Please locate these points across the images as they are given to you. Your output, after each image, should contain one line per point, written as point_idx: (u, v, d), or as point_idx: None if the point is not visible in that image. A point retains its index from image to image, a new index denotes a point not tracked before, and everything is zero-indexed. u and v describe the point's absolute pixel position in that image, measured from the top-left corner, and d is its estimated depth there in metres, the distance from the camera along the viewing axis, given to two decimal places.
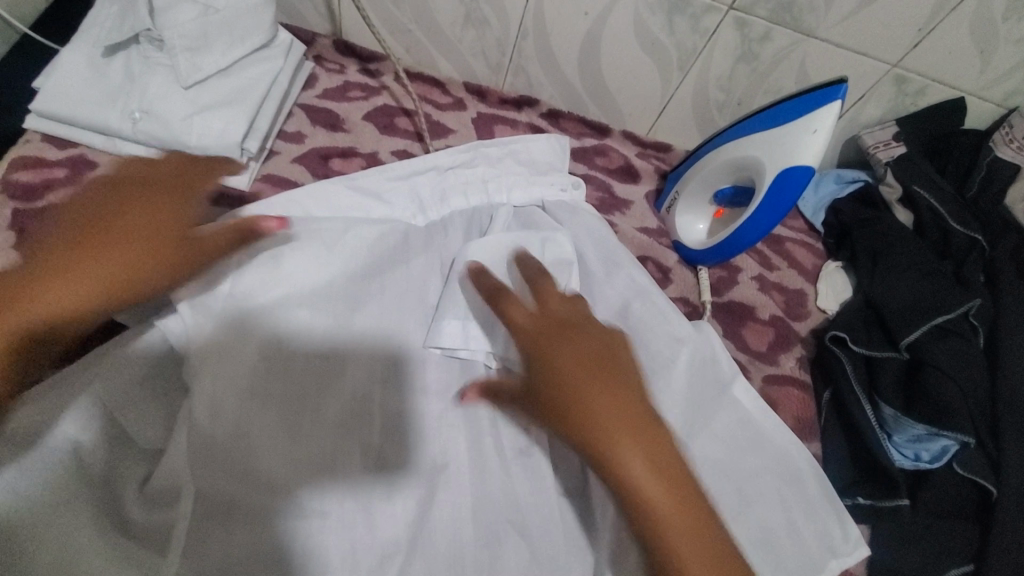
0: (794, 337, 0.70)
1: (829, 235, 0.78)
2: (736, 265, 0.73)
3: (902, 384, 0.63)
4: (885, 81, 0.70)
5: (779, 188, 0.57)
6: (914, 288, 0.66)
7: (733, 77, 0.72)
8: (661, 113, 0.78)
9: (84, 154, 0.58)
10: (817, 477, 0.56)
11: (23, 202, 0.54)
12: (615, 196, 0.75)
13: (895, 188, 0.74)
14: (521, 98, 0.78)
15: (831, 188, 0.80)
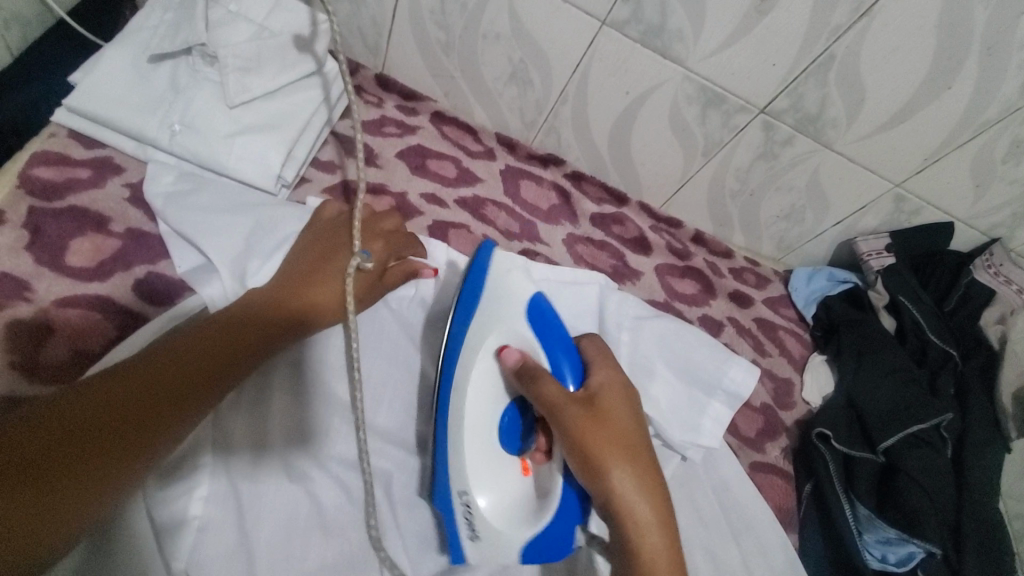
0: (781, 427, 0.72)
1: (817, 327, 0.82)
2: (733, 348, 0.76)
3: (877, 485, 0.66)
4: (886, 198, 0.76)
5: (548, 332, 0.53)
6: (893, 394, 0.70)
7: (751, 170, 0.76)
8: (677, 191, 0.82)
9: (111, 158, 0.56)
10: (789, 557, 0.60)
11: (43, 201, 0.51)
12: (627, 264, 0.77)
13: (883, 296, 0.79)
14: (548, 156, 0.80)
15: (824, 283, 0.84)
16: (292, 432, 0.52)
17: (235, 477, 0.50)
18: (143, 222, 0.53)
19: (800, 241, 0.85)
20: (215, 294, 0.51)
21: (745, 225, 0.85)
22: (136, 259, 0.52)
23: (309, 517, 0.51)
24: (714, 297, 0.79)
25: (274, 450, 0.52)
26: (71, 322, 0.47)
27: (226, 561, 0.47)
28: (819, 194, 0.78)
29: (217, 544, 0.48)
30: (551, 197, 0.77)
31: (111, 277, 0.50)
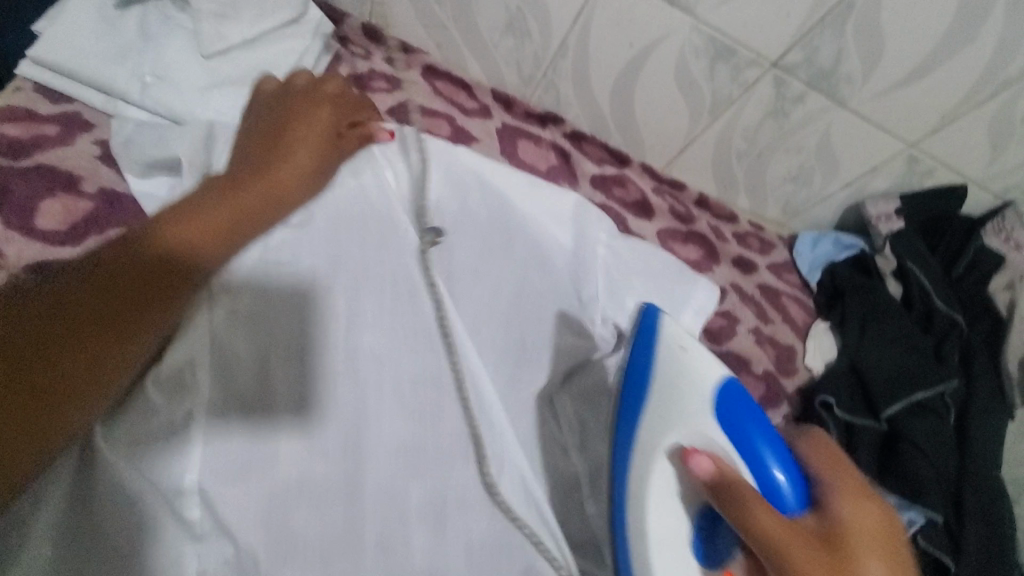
0: (783, 394, 0.71)
1: (821, 293, 0.80)
2: (737, 315, 0.73)
3: (878, 452, 0.65)
4: (898, 158, 0.73)
5: (735, 418, 0.41)
6: (897, 360, 0.69)
7: (759, 130, 0.73)
8: (681, 151, 0.78)
9: (78, 112, 0.52)
10: None
11: (10, 160, 0.47)
12: (628, 228, 0.74)
13: (890, 260, 0.78)
14: (546, 114, 0.76)
15: (828, 248, 0.82)
16: (275, 375, 0.46)
17: (229, 430, 0.45)
18: (116, 182, 0.50)
19: (807, 205, 0.83)
20: None
21: (750, 187, 0.82)
22: (110, 221, 0.48)
23: (301, 482, 0.45)
24: (718, 263, 0.77)
25: (270, 390, 0.46)
26: None
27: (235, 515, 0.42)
28: (830, 154, 0.74)
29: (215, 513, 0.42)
30: (550, 157, 0.74)
31: (85, 240, 0.47)
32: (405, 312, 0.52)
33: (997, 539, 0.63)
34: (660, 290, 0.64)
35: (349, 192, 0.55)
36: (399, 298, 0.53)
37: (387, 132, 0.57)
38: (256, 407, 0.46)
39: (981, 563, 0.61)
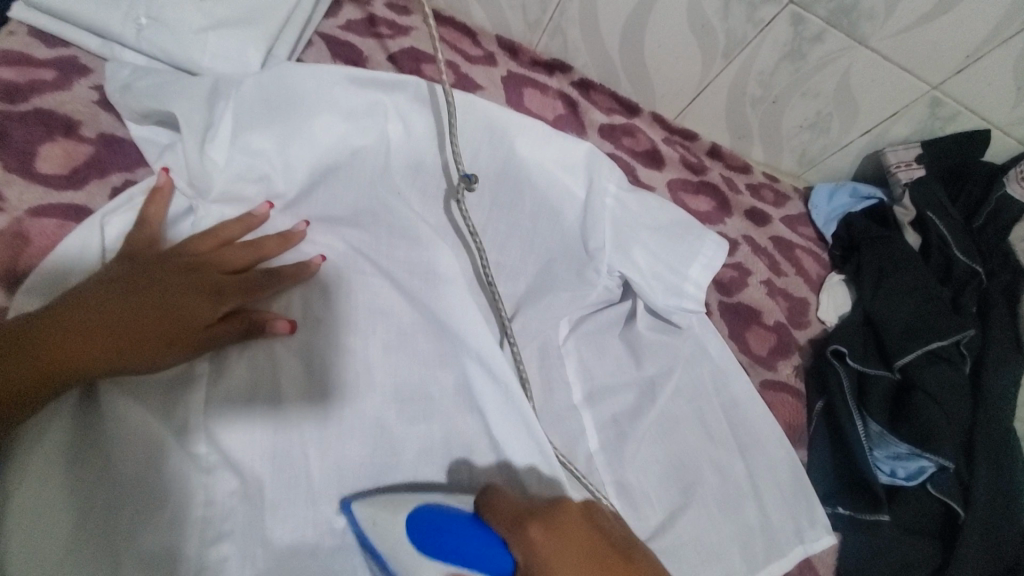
0: (794, 346, 0.70)
1: (836, 245, 0.78)
2: (747, 266, 0.72)
3: (890, 402, 0.64)
4: (920, 102, 0.70)
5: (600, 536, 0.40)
6: (914, 310, 0.67)
7: (775, 74, 0.70)
8: (693, 99, 0.76)
9: (77, 58, 0.52)
10: (793, 471, 0.59)
11: (7, 103, 0.47)
12: (637, 178, 0.72)
13: (910, 211, 0.75)
14: (553, 62, 0.74)
15: (845, 200, 0.79)
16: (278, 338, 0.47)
17: (226, 389, 0.44)
18: (117, 127, 0.50)
19: (824, 155, 0.80)
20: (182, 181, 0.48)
21: (764, 137, 0.79)
22: (111, 166, 0.48)
23: (302, 428, 0.45)
24: (730, 215, 0.75)
25: (270, 354, 0.47)
26: (46, 231, 0.44)
27: (250, 457, 0.44)
28: (848, 99, 0.72)
29: (223, 445, 0.43)
30: (557, 106, 0.72)
31: (87, 184, 0.47)
32: (408, 274, 0.52)
33: (1007, 487, 0.62)
34: (668, 242, 0.61)
35: (344, 134, 0.52)
36: (399, 264, 0.53)
37: (373, 75, 0.54)
38: (254, 366, 0.46)
39: (989, 509, 0.61)
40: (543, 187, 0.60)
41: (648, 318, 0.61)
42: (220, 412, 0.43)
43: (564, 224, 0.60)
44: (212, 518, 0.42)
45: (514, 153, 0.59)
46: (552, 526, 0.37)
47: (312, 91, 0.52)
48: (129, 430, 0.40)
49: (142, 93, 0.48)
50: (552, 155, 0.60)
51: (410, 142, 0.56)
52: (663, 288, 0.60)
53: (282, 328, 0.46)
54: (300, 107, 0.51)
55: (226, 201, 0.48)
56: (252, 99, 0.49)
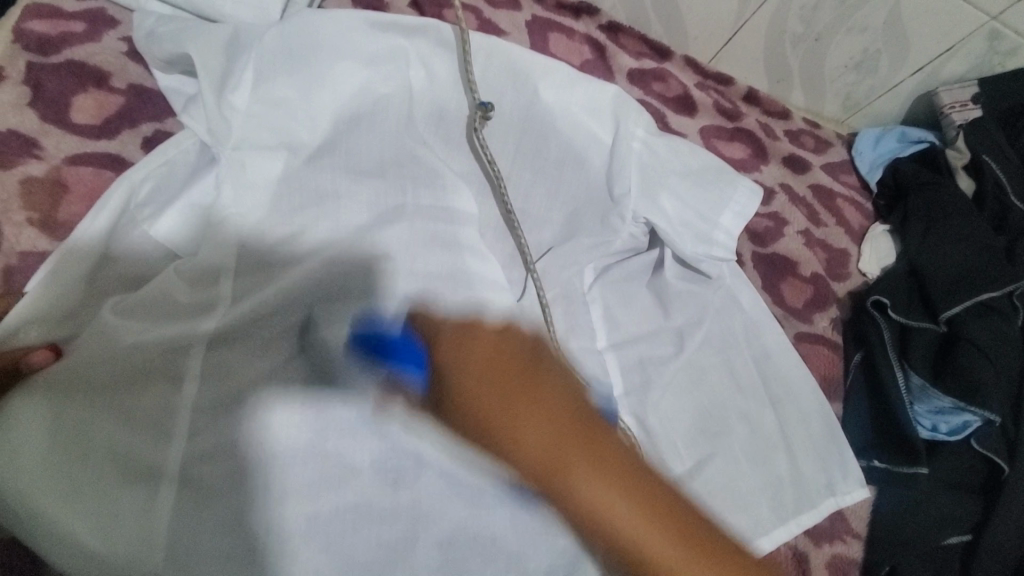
0: (833, 298, 0.67)
1: (881, 194, 0.74)
2: (784, 216, 0.69)
3: (933, 355, 0.61)
4: (978, 35, 0.66)
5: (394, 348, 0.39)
6: (964, 259, 0.63)
7: (819, 8, 0.66)
8: (729, 40, 0.72)
9: (105, 11, 0.52)
10: (826, 421, 0.58)
11: (41, 56, 0.49)
12: (668, 125, 0.69)
13: (964, 154, 0.69)
14: (580, 5, 0.71)
15: (892, 145, 0.75)
16: (299, 293, 0.45)
17: (247, 343, 0.43)
18: (146, 78, 0.51)
19: (869, 97, 0.75)
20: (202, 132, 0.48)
21: (805, 79, 0.75)
22: (141, 116, 0.49)
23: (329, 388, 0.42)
24: (766, 162, 0.72)
25: (290, 310, 0.45)
26: (84, 180, 0.46)
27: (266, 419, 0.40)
28: (898, 33, 0.67)
29: (232, 388, 0.41)
30: (583, 51, 0.69)
31: (119, 135, 0.48)
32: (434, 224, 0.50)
33: None
34: (697, 188, 0.59)
35: (364, 78, 0.51)
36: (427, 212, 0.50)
37: (392, 24, 0.54)
38: (276, 322, 0.44)
39: None
40: (570, 130, 0.58)
41: (676, 267, 0.59)
42: (231, 351, 0.43)
43: (590, 170, 0.58)
44: (203, 441, 0.40)
45: (535, 97, 0.57)
46: (462, 348, 0.34)
47: (330, 38, 0.51)
48: (136, 384, 0.40)
49: (169, 42, 0.49)
50: (579, 98, 0.58)
51: (431, 88, 0.55)
52: (692, 236, 0.58)
53: (44, 359, 0.40)
54: (320, 50, 0.50)
55: (245, 147, 0.48)
56: (272, 46, 0.49)
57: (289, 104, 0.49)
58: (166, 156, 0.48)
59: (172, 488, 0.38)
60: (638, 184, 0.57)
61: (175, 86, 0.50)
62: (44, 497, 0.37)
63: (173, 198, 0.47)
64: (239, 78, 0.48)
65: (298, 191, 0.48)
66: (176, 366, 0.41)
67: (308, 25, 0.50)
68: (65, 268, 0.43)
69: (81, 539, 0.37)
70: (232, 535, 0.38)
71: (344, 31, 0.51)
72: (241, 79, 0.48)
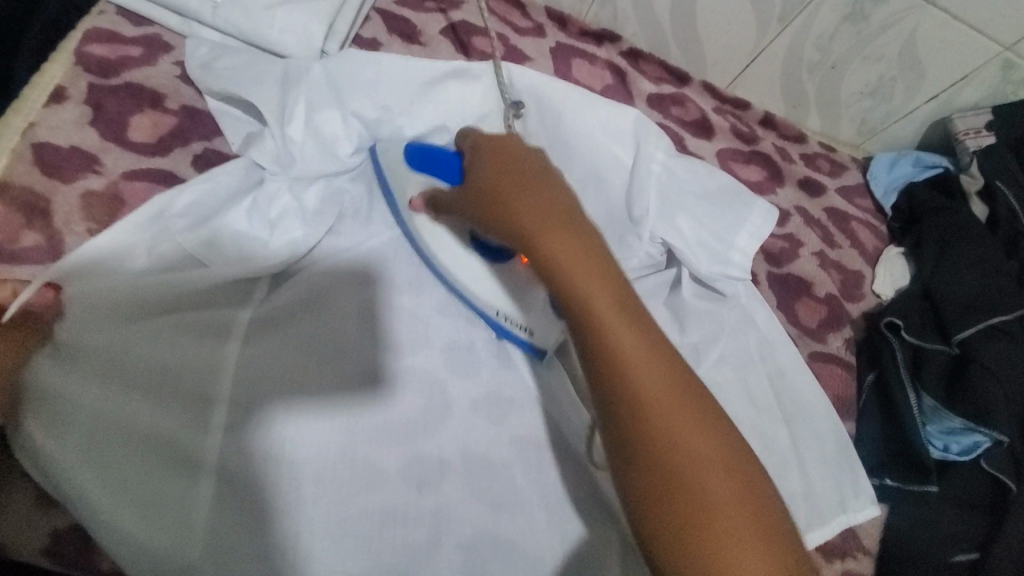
0: (847, 319, 0.69)
1: (895, 217, 0.76)
2: (799, 237, 0.71)
3: (946, 377, 0.62)
4: (992, 65, 0.68)
5: None
6: (976, 284, 0.64)
7: (835, 37, 0.69)
8: (746, 67, 0.75)
9: (160, 36, 0.56)
10: (839, 439, 0.59)
11: (101, 78, 0.52)
12: (686, 148, 0.72)
13: (977, 179, 0.70)
14: (602, 32, 0.74)
15: (906, 170, 0.77)
16: (328, 307, 0.50)
17: (281, 349, 0.47)
18: (196, 100, 0.54)
19: (884, 123, 0.77)
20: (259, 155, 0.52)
21: (821, 104, 0.77)
22: (192, 135, 0.53)
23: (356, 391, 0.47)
24: (782, 184, 0.74)
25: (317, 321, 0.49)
26: (139, 194, 0.49)
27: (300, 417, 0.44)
28: (913, 62, 0.69)
29: (270, 384, 0.45)
30: (605, 76, 0.72)
31: (171, 152, 0.51)
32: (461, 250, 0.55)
33: None
34: (714, 211, 0.61)
35: (406, 111, 0.57)
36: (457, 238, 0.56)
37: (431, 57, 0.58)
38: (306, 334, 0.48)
39: None
40: (592, 153, 0.60)
41: (693, 285, 0.61)
42: (268, 355, 0.47)
43: (611, 191, 0.61)
44: (240, 437, 0.43)
45: (559, 122, 0.60)
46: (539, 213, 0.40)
47: (375, 71, 0.56)
48: (177, 384, 0.44)
49: (220, 68, 0.53)
50: (600, 122, 0.61)
51: (465, 114, 0.59)
52: (708, 256, 0.61)
53: (46, 298, 0.44)
54: (365, 83, 0.55)
55: (301, 175, 0.53)
56: (321, 78, 0.54)
57: (337, 136, 0.54)
58: (214, 176, 0.50)
59: (211, 478, 0.41)
60: (657, 205, 0.60)
61: (223, 108, 0.53)
62: (93, 488, 0.39)
63: (216, 212, 0.50)
64: (292, 108, 0.53)
65: (341, 223, 0.55)
66: (214, 367, 0.45)
67: (354, 61, 0.55)
68: (112, 268, 0.46)
69: (124, 524, 0.39)
70: (255, 523, 0.41)
71: (388, 66, 0.56)
72: (295, 109, 0.53)
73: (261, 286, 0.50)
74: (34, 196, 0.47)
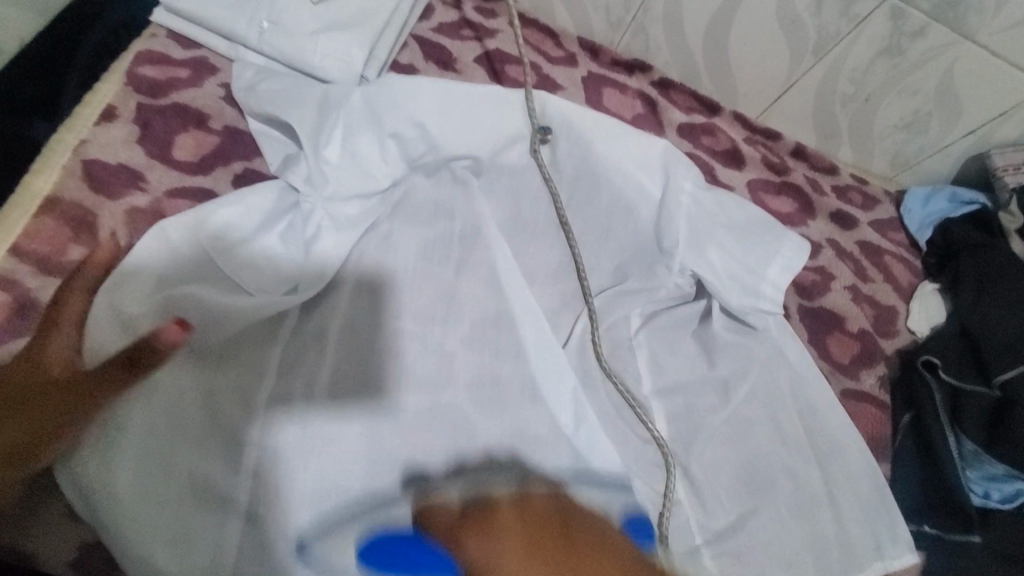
0: (880, 355, 0.67)
1: (930, 253, 0.74)
2: (831, 270, 0.70)
3: (987, 421, 0.59)
4: None
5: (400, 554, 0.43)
6: (1019, 323, 0.61)
7: (870, 71, 0.68)
8: (779, 98, 0.75)
9: (206, 58, 0.58)
10: (874, 482, 0.57)
11: (149, 99, 0.54)
12: (717, 178, 0.71)
13: (1018, 217, 0.68)
14: (634, 62, 0.75)
15: (942, 205, 0.75)
16: (362, 339, 0.52)
17: (310, 381, 0.49)
18: (238, 120, 0.55)
19: (919, 157, 0.76)
20: (297, 180, 0.53)
21: (854, 137, 0.76)
22: (234, 155, 0.54)
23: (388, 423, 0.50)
24: (813, 217, 0.73)
25: (346, 354, 0.51)
26: (181, 211, 0.51)
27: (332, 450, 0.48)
28: (950, 97, 0.68)
29: (292, 430, 0.47)
30: (636, 105, 0.72)
31: (214, 171, 0.53)
32: (485, 277, 0.56)
33: None
34: (745, 242, 0.61)
35: (435, 133, 0.57)
36: (484, 264, 0.57)
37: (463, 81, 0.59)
38: (335, 369, 0.50)
39: None
40: (621, 181, 0.61)
41: (723, 317, 0.60)
42: (296, 387, 0.49)
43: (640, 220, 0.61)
44: (266, 474, 0.45)
45: (588, 150, 0.61)
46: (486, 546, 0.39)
47: (410, 97, 0.57)
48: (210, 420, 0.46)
49: (263, 91, 0.54)
50: (627, 148, 0.61)
51: (495, 137, 0.59)
52: (738, 287, 0.60)
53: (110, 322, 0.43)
54: (399, 108, 0.56)
55: (336, 198, 0.53)
56: (356, 105, 0.55)
57: (368, 160, 0.55)
58: (242, 202, 0.50)
59: (236, 518, 0.44)
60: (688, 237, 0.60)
61: (264, 129, 0.54)
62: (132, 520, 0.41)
63: (253, 233, 0.51)
64: (325, 131, 0.54)
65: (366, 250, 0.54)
66: (243, 405, 0.47)
67: (390, 86, 0.56)
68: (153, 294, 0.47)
69: (157, 553, 0.41)
70: (266, 561, 0.43)
71: (423, 91, 0.57)
72: (335, 135, 0.54)
73: (290, 319, 0.51)
74: (81, 210, 0.48)
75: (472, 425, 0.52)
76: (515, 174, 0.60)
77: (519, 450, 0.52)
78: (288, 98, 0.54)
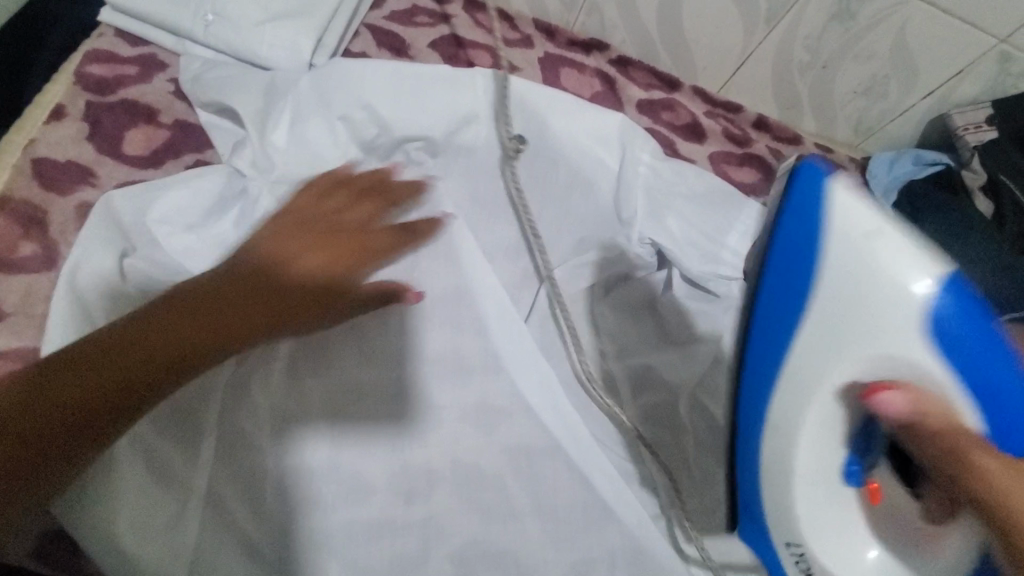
0: None
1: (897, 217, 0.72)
2: None
3: None
4: (988, 58, 0.66)
5: None
6: (982, 281, 0.62)
7: (824, 37, 0.68)
8: (737, 69, 0.75)
9: (154, 55, 0.58)
10: None
11: (98, 97, 0.54)
12: (678, 153, 0.71)
13: (979, 175, 0.69)
14: (591, 41, 0.75)
15: (907, 167, 0.72)
16: (331, 329, 0.52)
17: (276, 371, 0.49)
18: (188, 114, 0.56)
19: (882, 121, 0.76)
20: (242, 165, 0.53)
21: (815, 104, 0.76)
22: (184, 148, 0.54)
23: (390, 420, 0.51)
24: None
25: (315, 345, 0.51)
26: None
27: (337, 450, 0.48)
28: (905, 58, 0.68)
29: (256, 419, 0.48)
30: (594, 84, 0.73)
31: (164, 165, 0.53)
32: (446, 259, 0.56)
33: None
34: (704, 211, 0.61)
35: (384, 115, 0.56)
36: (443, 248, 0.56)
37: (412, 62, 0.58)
38: (300, 361, 0.50)
39: None
40: (576, 156, 0.60)
41: (685, 286, 0.60)
42: (260, 375, 0.49)
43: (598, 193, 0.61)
44: (233, 460, 0.46)
45: (543, 128, 0.60)
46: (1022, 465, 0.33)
47: (357, 80, 0.56)
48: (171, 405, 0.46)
49: (211, 83, 0.55)
50: (585, 124, 0.60)
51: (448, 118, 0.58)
52: (699, 254, 0.59)
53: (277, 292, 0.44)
54: (345, 91, 0.56)
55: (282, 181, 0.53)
56: (302, 90, 0.55)
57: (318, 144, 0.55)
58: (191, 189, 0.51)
59: (200, 507, 0.44)
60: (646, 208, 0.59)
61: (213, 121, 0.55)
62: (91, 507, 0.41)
63: (196, 222, 0.50)
64: (271, 118, 0.54)
65: None
66: (204, 392, 0.47)
67: (336, 71, 0.56)
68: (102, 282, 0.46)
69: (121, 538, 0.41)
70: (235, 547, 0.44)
71: (371, 75, 0.56)
72: (283, 120, 0.54)
73: None
74: (32, 208, 0.49)
75: (439, 405, 0.52)
76: (472, 155, 0.60)
77: (485, 425, 0.52)
78: (236, 89, 0.54)
